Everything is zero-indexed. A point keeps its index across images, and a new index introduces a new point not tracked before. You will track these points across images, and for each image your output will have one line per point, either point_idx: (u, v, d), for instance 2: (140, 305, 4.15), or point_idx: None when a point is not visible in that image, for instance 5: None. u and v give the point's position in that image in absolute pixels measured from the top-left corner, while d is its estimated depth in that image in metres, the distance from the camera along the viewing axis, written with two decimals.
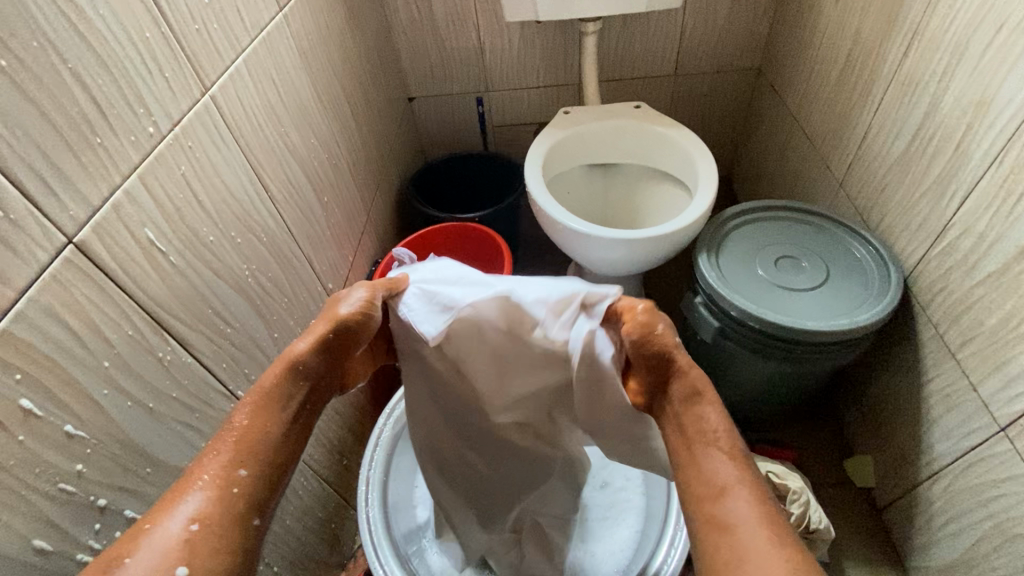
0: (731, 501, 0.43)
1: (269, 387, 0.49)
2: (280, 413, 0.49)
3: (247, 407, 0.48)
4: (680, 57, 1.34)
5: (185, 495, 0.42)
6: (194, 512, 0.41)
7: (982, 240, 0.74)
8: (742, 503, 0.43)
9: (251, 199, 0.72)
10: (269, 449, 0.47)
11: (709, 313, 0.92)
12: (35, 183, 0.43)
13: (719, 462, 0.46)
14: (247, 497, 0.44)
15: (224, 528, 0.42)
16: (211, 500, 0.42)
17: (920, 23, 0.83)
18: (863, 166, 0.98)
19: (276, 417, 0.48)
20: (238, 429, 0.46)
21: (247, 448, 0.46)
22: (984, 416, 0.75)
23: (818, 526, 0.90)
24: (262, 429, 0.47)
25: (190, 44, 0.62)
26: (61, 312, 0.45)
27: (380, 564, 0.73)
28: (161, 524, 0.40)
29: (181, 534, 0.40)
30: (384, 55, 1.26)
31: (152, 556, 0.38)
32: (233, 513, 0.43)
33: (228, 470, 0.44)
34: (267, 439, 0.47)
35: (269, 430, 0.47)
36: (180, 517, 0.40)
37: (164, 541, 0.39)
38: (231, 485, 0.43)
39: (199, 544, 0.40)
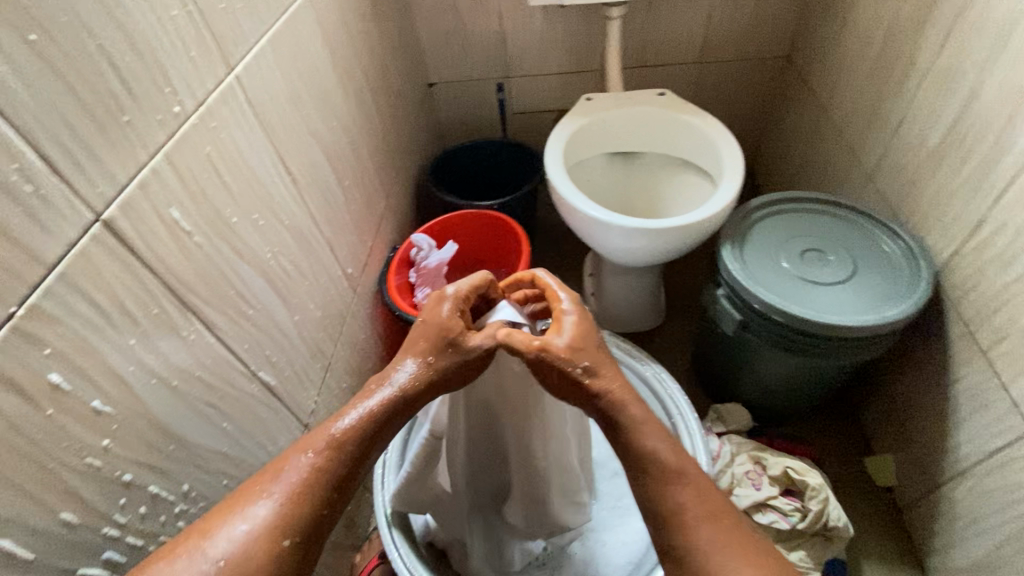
0: (688, 530, 0.47)
1: (374, 412, 0.51)
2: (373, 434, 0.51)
3: (351, 427, 0.50)
4: (706, 44, 1.31)
5: (272, 501, 0.45)
6: (286, 528, 0.44)
7: (1020, 235, 0.72)
8: (697, 528, 0.47)
9: (274, 182, 0.72)
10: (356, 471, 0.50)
11: (731, 305, 0.91)
12: (64, 159, 0.44)
13: (675, 484, 0.49)
14: (324, 518, 0.47)
15: (306, 548, 0.46)
16: (292, 513, 0.45)
17: (962, 8, 0.80)
18: (894, 158, 0.96)
19: (370, 443, 0.51)
20: (335, 444, 0.49)
21: (337, 468, 0.49)
22: (1015, 417, 0.73)
23: (837, 523, 0.89)
24: (357, 451, 0.50)
25: (215, 24, 0.62)
26: (89, 289, 0.46)
27: (394, 548, 0.76)
28: (253, 522, 0.44)
29: (273, 550, 0.43)
30: (405, 40, 1.25)
31: (241, 558, 0.42)
32: (310, 533, 0.46)
33: (316, 488, 0.47)
34: (355, 460, 0.50)
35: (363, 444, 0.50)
36: (267, 527, 0.44)
37: (254, 549, 0.43)
38: (317, 509, 0.47)
39: (286, 556, 0.44)
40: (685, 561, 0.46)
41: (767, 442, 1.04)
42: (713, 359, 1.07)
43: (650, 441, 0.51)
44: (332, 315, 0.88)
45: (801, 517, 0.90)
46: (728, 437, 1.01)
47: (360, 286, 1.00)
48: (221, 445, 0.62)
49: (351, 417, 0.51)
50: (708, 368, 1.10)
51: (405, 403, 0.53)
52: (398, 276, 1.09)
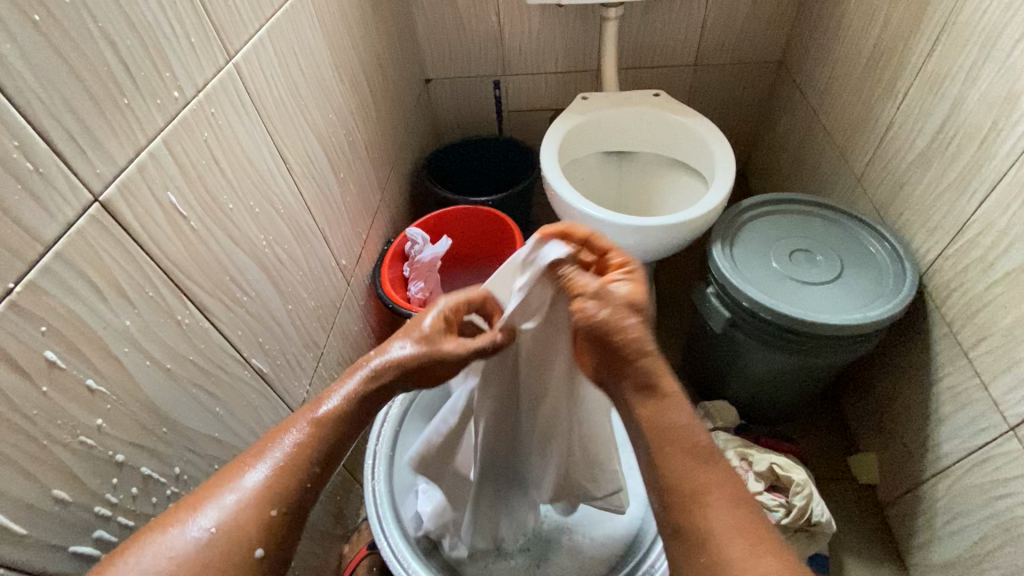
0: (709, 508, 0.47)
1: (354, 393, 0.54)
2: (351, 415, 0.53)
3: (331, 407, 0.52)
4: (701, 47, 1.33)
5: (257, 473, 0.46)
6: (272, 498, 0.45)
7: (1002, 239, 0.74)
8: (719, 508, 0.46)
9: (270, 171, 0.72)
10: (336, 450, 0.51)
11: (721, 303, 0.93)
12: (64, 139, 0.44)
13: (695, 469, 0.49)
14: (309, 491, 0.48)
15: (293, 519, 0.46)
16: (278, 485, 0.46)
17: (949, 17, 0.82)
18: (882, 162, 0.98)
19: (350, 423, 0.53)
20: (318, 421, 0.51)
21: (321, 444, 0.50)
22: (994, 415, 0.75)
23: (820, 519, 0.90)
24: (338, 429, 0.52)
25: (216, 11, 0.62)
26: (86, 269, 0.46)
27: (383, 537, 0.74)
28: (239, 490, 0.45)
29: (262, 517, 0.44)
30: (403, 36, 1.25)
31: (228, 525, 0.43)
32: (296, 506, 0.47)
33: (302, 461, 0.48)
34: (336, 437, 0.51)
35: (342, 423, 0.52)
36: (255, 495, 0.45)
37: (241, 516, 0.44)
38: (302, 482, 0.47)
39: (271, 525, 0.45)
40: (701, 541, 0.46)
41: (753, 439, 1.05)
42: (702, 357, 1.09)
43: (680, 413, 0.51)
44: (326, 305, 0.88)
45: (785, 512, 0.91)
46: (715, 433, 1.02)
47: (354, 278, 1.01)
48: (214, 430, 0.62)
49: (332, 399, 0.53)
50: (697, 366, 1.12)
51: (381, 389, 0.56)
52: (392, 269, 1.09)
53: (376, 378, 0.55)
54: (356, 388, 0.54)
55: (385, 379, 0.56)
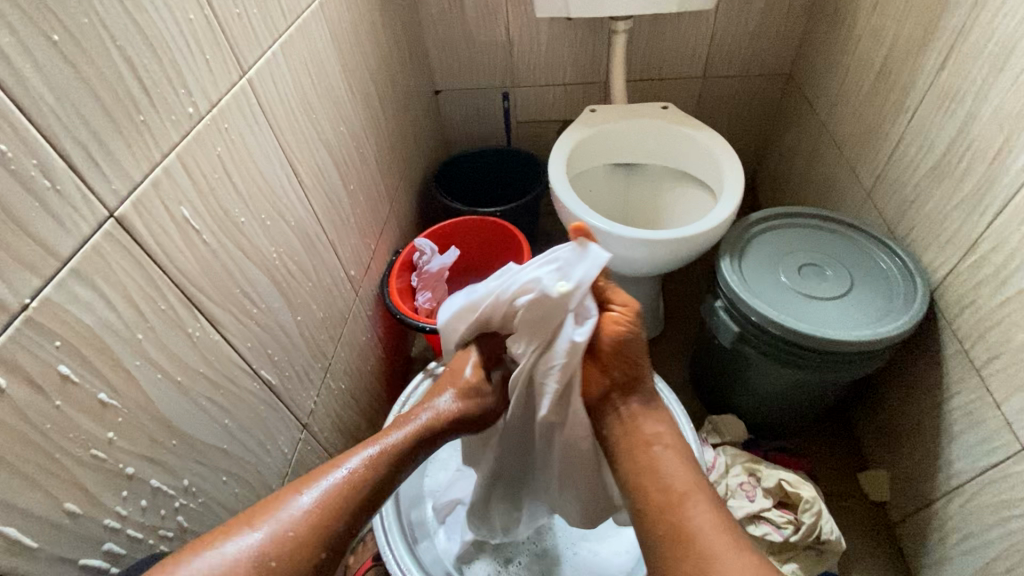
0: (689, 507, 0.53)
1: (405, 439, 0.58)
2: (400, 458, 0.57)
3: (383, 451, 0.56)
4: (710, 59, 1.33)
5: (313, 503, 0.50)
6: (324, 532, 0.49)
7: (1014, 257, 0.73)
8: (698, 507, 0.53)
9: (281, 183, 0.73)
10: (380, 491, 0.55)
11: (729, 318, 0.92)
12: (80, 155, 0.45)
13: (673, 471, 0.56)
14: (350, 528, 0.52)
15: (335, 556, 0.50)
16: (329, 521, 0.50)
17: (960, 33, 0.82)
18: (893, 176, 0.97)
19: (400, 463, 0.57)
20: (371, 463, 0.55)
21: (371, 483, 0.54)
22: (1006, 435, 0.74)
23: (830, 537, 0.89)
24: (387, 471, 0.56)
25: (230, 28, 0.63)
26: (101, 284, 0.47)
27: (388, 548, 0.74)
28: (294, 514, 0.49)
29: (310, 546, 0.48)
30: (413, 47, 1.27)
31: (277, 548, 0.46)
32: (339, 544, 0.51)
33: (350, 496, 0.52)
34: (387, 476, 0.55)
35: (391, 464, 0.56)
36: (307, 522, 0.49)
37: (291, 541, 0.47)
38: (348, 520, 0.51)
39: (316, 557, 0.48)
40: (683, 535, 0.51)
41: (761, 454, 1.04)
42: (710, 370, 1.08)
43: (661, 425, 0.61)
44: (334, 316, 0.89)
45: (793, 530, 0.90)
46: (723, 448, 1.02)
47: (362, 288, 1.01)
48: (222, 441, 0.63)
49: (386, 441, 0.57)
50: (705, 380, 1.11)
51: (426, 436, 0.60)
52: (400, 280, 1.10)
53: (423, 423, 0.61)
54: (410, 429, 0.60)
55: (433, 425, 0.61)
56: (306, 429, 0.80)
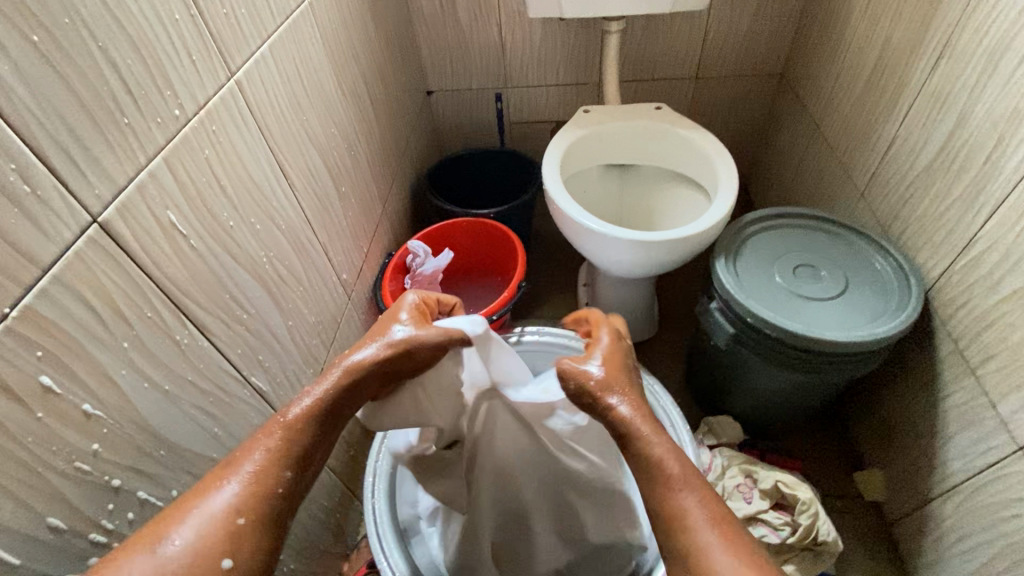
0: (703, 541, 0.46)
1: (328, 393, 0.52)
2: (327, 416, 0.51)
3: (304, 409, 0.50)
4: (703, 59, 1.33)
5: (229, 480, 0.44)
6: (242, 504, 0.43)
7: (1009, 256, 0.73)
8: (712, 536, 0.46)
9: (271, 186, 0.72)
10: (311, 451, 0.49)
11: (725, 319, 0.92)
12: (62, 159, 0.43)
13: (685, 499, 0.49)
14: (285, 502, 0.46)
15: (263, 528, 0.44)
16: (249, 493, 0.44)
17: (953, 33, 0.82)
18: (886, 176, 0.97)
19: (325, 424, 0.51)
20: (290, 424, 0.49)
21: (295, 449, 0.48)
22: (1003, 435, 0.74)
23: (827, 539, 0.89)
24: (314, 429, 0.50)
25: (217, 28, 0.62)
26: (84, 291, 0.45)
27: (383, 556, 0.73)
28: (214, 504, 0.43)
29: (229, 531, 0.42)
30: (405, 48, 1.25)
31: (200, 545, 0.40)
32: (268, 513, 0.44)
33: (273, 472, 0.46)
34: (314, 440, 0.49)
35: (317, 422, 0.50)
36: (227, 510, 0.42)
37: (212, 532, 0.41)
38: (273, 484, 0.45)
39: (242, 536, 0.42)
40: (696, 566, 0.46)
41: (757, 456, 1.04)
42: (705, 372, 1.08)
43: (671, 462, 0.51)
44: (326, 320, 0.88)
45: (790, 532, 0.90)
46: (719, 449, 1.01)
47: (355, 291, 1.00)
48: (212, 450, 0.62)
49: (305, 398, 0.51)
50: (701, 381, 1.11)
51: (354, 388, 0.54)
52: (393, 283, 1.09)
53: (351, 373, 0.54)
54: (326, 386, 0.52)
55: (358, 374, 0.54)
56: None
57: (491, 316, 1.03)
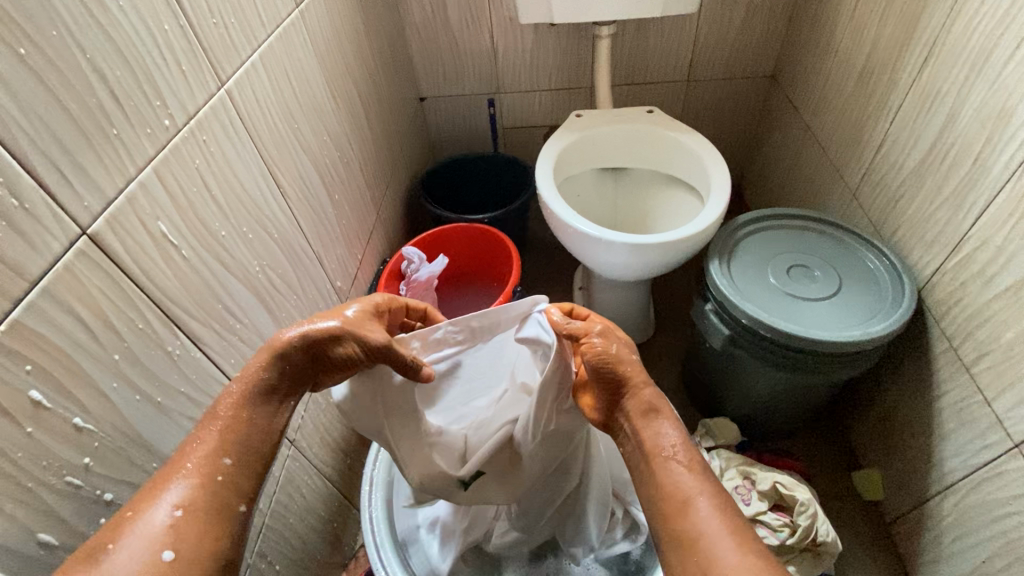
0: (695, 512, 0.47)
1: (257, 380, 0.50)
2: (262, 402, 0.50)
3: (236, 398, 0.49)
4: (693, 62, 1.34)
5: (166, 482, 0.43)
6: (179, 498, 0.42)
7: (1001, 254, 0.73)
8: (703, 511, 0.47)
9: (264, 195, 0.72)
10: (256, 438, 0.48)
11: (720, 320, 0.92)
12: (50, 172, 0.43)
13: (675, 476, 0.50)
14: (231, 489, 0.45)
15: (207, 516, 0.42)
16: (191, 487, 0.43)
17: (940, 33, 0.83)
18: (877, 176, 0.98)
19: (260, 410, 0.49)
20: (224, 415, 0.47)
21: (234, 437, 0.47)
22: (998, 432, 0.74)
23: (826, 539, 0.89)
24: (250, 418, 0.48)
25: (207, 38, 0.62)
26: (73, 303, 0.45)
27: (382, 565, 0.75)
28: (147, 509, 0.41)
29: (169, 528, 0.40)
30: (396, 55, 1.26)
31: (140, 545, 0.39)
32: (211, 503, 0.43)
33: (209, 461, 0.45)
34: (252, 426, 0.48)
35: (249, 413, 0.48)
36: (163, 508, 0.41)
37: (150, 533, 0.39)
38: (212, 471, 0.44)
39: (185, 527, 0.41)
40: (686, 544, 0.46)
41: (755, 457, 1.04)
42: (702, 374, 1.08)
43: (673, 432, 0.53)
44: None
45: (790, 532, 0.89)
46: (717, 452, 1.01)
47: (349, 298, 1.00)
48: None
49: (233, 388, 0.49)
50: (697, 383, 1.11)
51: (287, 375, 0.52)
52: (388, 289, 1.08)
53: (280, 360, 0.51)
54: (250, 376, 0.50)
55: (288, 360, 0.51)
56: (295, 445, 0.78)
57: None
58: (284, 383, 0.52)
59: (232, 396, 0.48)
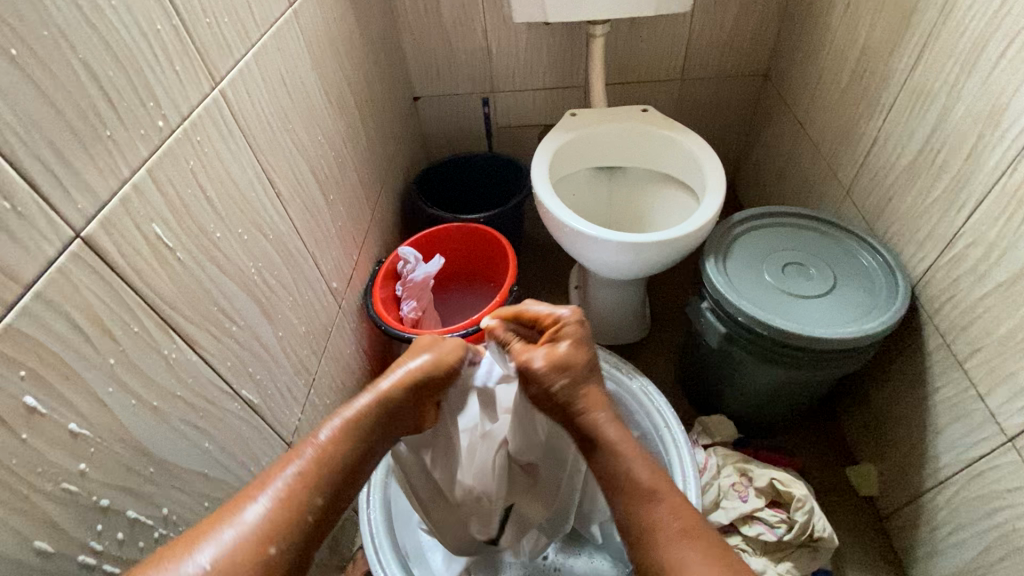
0: (672, 542, 0.50)
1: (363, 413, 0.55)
2: (359, 439, 0.54)
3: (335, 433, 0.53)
4: (687, 61, 1.34)
5: (257, 507, 0.45)
6: (272, 533, 0.44)
7: (992, 250, 0.74)
8: (673, 539, 0.50)
9: (258, 196, 0.71)
10: (347, 477, 0.51)
11: (716, 319, 0.92)
12: (41, 173, 0.42)
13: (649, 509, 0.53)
14: (315, 530, 0.47)
15: (288, 559, 0.44)
16: (279, 520, 0.45)
17: (932, 32, 0.83)
18: (870, 173, 0.98)
19: (356, 445, 0.53)
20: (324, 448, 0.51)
21: (329, 473, 0.50)
22: (992, 427, 0.75)
23: (822, 535, 0.89)
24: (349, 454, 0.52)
25: (200, 38, 0.61)
26: (66, 308, 0.44)
27: (381, 568, 0.74)
28: (239, 533, 0.43)
29: (258, 556, 0.42)
30: (390, 54, 1.25)
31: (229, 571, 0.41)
32: (294, 546, 0.45)
33: (306, 496, 0.47)
34: (347, 463, 0.52)
35: (349, 451, 0.52)
36: (256, 533, 0.44)
37: (242, 557, 0.42)
38: (306, 510, 0.47)
39: (271, 565, 0.43)
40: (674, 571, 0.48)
41: (752, 453, 1.04)
42: (698, 372, 1.08)
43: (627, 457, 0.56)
44: (317, 330, 0.87)
45: (787, 528, 0.90)
46: (714, 449, 1.02)
47: (345, 300, 0.99)
48: (202, 466, 0.60)
49: (334, 421, 0.53)
50: (693, 381, 1.11)
51: (387, 410, 0.57)
52: (383, 290, 1.08)
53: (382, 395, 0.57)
54: (360, 405, 0.55)
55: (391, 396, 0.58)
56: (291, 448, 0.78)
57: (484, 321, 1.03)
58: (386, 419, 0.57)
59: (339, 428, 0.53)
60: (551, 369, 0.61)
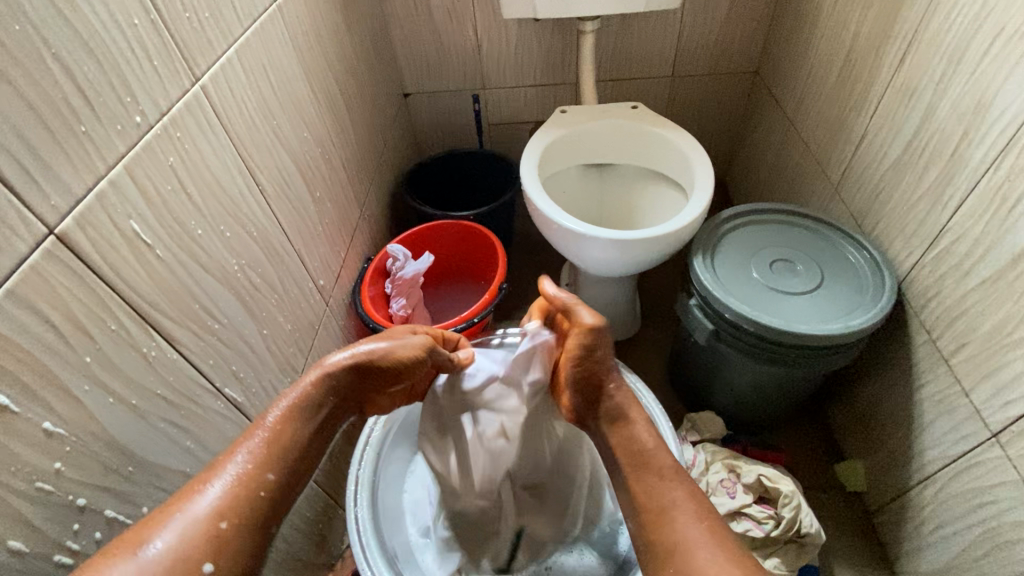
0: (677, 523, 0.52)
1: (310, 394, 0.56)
2: (309, 418, 0.55)
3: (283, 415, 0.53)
4: (678, 58, 1.34)
5: (211, 486, 0.46)
6: (224, 509, 0.45)
7: (977, 246, 0.75)
8: (682, 521, 0.52)
9: (241, 192, 0.71)
10: (298, 454, 0.52)
11: (703, 315, 0.92)
12: (13, 169, 0.42)
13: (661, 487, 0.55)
14: (269, 505, 0.48)
15: (243, 532, 0.46)
16: (233, 497, 0.46)
17: (919, 28, 0.83)
18: (858, 170, 0.98)
19: (306, 425, 0.54)
20: (273, 429, 0.52)
21: (279, 451, 0.51)
22: (976, 422, 0.75)
23: (810, 531, 0.89)
24: (299, 432, 0.53)
25: (180, 33, 0.61)
26: (40, 305, 0.44)
27: (368, 567, 0.73)
28: (193, 511, 0.44)
29: (211, 532, 0.44)
30: (379, 50, 1.24)
31: (182, 547, 0.42)
32: (247, 519, 0.46)
33: (257, 475, 0.49)
34: (299, 441, 0.53)
35: (297, 430, 0.53)
36: (210, 510, 0.45)
37: (194, 536, 0.43)
38: (258, 486, 0.48)
39: (225, 539, 0.44)
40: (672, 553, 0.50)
41: (741, 449, 1.05)
42: (687, 368, 1.08)
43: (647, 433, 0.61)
44: (303, 328, 0.86)
45: (774, 524, 0.90)
46: (703, 445, 1.02)
47: (333, 297, 0.99)
48: (184, 464, 0.60)
49: (283, 403, 0.54)
50: (683, 378, 1.11)
51: (334, 390, 0.58)
52: (372, 287, 1.08)
53: (328, 375, 0.58)
54: (305, 386, 0.56)
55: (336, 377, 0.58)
56: None
57: (473, 318, 1.02)
58: (333, 399, 0.58)
59: (286, 409, 0.54)
60: (594, 337, 0.67)
